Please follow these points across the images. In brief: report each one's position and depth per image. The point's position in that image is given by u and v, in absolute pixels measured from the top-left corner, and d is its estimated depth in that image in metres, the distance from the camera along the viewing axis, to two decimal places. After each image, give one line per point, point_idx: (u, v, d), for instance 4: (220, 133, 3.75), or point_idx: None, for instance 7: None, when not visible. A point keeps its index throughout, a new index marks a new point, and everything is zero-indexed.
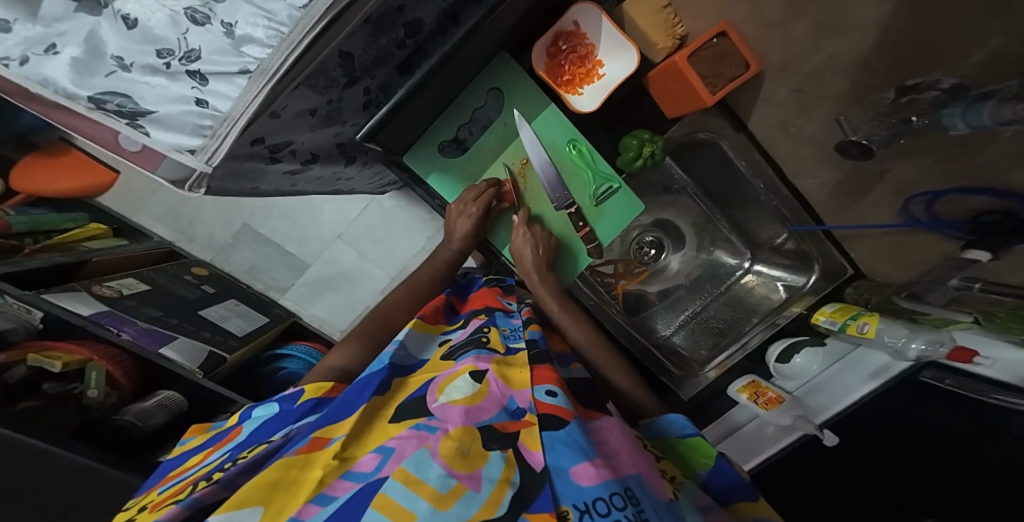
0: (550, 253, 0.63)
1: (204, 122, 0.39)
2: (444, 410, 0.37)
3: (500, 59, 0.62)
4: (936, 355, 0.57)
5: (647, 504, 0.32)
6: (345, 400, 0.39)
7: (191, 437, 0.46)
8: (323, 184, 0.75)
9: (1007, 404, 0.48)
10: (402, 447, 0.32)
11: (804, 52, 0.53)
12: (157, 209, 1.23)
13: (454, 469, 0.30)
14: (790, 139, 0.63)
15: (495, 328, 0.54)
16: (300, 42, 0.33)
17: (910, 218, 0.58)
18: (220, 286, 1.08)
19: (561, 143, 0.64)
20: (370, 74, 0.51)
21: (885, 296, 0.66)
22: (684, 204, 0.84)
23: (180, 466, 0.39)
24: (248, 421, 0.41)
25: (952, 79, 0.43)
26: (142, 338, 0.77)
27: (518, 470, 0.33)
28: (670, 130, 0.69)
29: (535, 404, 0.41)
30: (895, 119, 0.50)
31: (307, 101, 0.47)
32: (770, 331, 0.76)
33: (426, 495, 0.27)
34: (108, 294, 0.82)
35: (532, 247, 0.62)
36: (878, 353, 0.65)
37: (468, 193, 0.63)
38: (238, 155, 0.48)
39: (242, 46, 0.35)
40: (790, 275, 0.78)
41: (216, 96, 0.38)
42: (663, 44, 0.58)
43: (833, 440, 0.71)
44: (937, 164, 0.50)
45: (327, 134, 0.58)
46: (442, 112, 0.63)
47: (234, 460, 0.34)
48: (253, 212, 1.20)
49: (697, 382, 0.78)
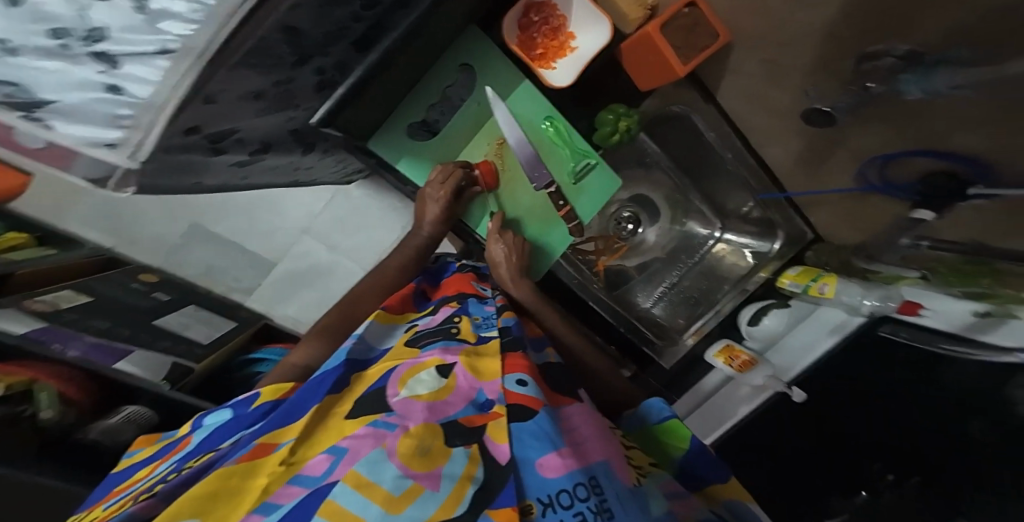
0: (524, 258, 0.63)
1: (122, 111, 0.36)
2: (406, 406, 0.35)
3: (471, 33, 0.60)
4: (887, 308, 0.65)
5: (611, 492, 0.32)
6: (295, 402, 0.36)
7: (138, 449, 0.43)
8: (279, 173, 0.70)
9: (953, 351, 0.59)
10: (356, 448, 0.30)
11: (775, 21, 0.53)
12: (86, 213, 1.02)
13: (412, 470, 0.29)
14: (759, 109, 0.65)
15: (467, 317, 0.52)
16: (233, 18, 0.29)
17: (866, 183, 0.61)
18: (174, 293, 1.02)
19: (538, 120, 0.63)
20: (323, 51, 0.45)
21: (844, 258, 0.74)
22: (657, 178, 0.84)
23: (127, 480, 0.36)
24: (199, 430, 0.38)
25: (906, 46, 0.44)
26: (91, 353, 0.70)
27: (481, 465, 0.31)
28: (644, 104, 0.70)
29: (504, 394, 0.39)
30: (856, 87, 0.52)
31: (251, 83, 0.43)
32: (740, 298, 0.82)
33: (378, 499, 0.26)
34: (42, 308, 0.72)
35: (505, 254, 0.62)
36: (835, 310, 0.72)
37: (435, 175, 0.61)
38: (171, 147, 0.43)
39: (158, 22, 0.29)
40: (755, 242, 0.83)
41: (135, 81, 0.33)
42: (634, 14, 0.57)
43: (802, 395, 0.76)
44: (893, 130, 0.52)
45: (277, 119, 0.54)
46: (408, 94, 0.60)
47: (178, 470, 0.31)
48: (202, 210, 1.03)
49: (677, 350, 0.84)
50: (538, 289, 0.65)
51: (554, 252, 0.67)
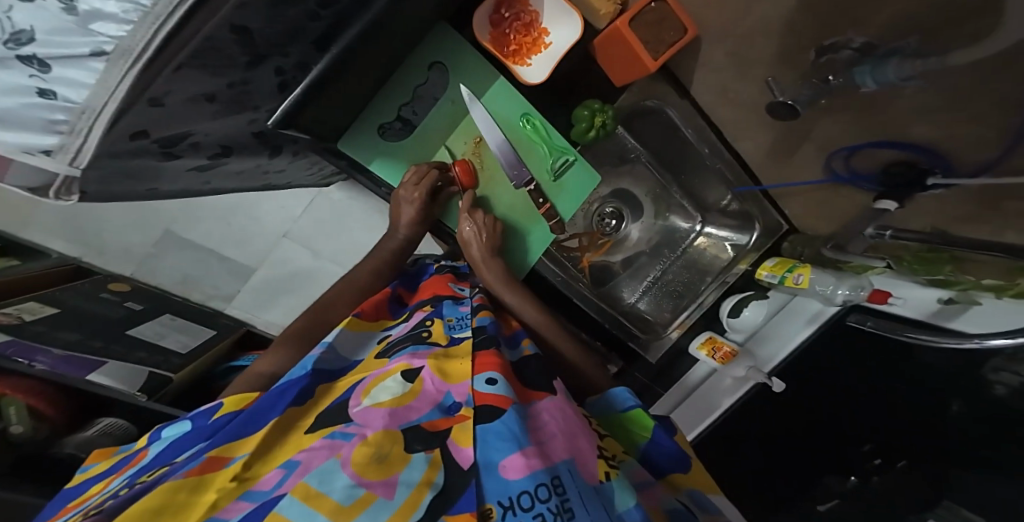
0: (496, 239, 0.61)
1: (57, 116, 0.35)
2: (366, 414, 0.35)
3: (442, 30, 0.59)
4: (857, 298, 0.64)
5: (573, 491, 0.31)
6: (255, 412, 0.35)
7: (94, 463, 0.41)
8: (247, 177, 0.69)
9: (921, 339, 0.59)
10: (309, 460, 0.30)
11: (737, 15, 0.53)
12: (48, 219, 1.04)
13: (365, 478, 0.28)
14: (730, 103, 0.65)
15: (440, 319, 0.52)
16: (169, 15, 0.28)
17: (833, 173, 0.62)
18: (146, 302, 0.98)
19: (515, 119, 0.62)
20: (281, 51, 0.44)
21: (815, 248, 0.74)
22: (640, 173, 0.82)
23: (79, 497, 0.35)
24: (156, 443, 0.37)
25: (863, 38, 0.45)
26: (60, 366, 0.65)
27: (442, 470, 0.31)
28: (619, 99, 0.69)
29: (473, 396, 0.39)
30: (817, 79, 0.52)
31: (199, 85, 0.42)
32: (722, 289, 0.82)
33: (326, 509, 0.25)
34: (7, 321, 0.71)
35: (474, 233, 0.61)
36: (811, 300, 0.72)
37: (410, 176, 0.60)
38: (119, 153, 0.44)
39: (90, 23, 0.28)
40: (735, 235, 0.82)
41: (63, 84, 0.32)
42: (606, 9, 0.56)
43: (780, 385, 0.74)
44: (855, 120, 0.53)
45: (236, 122, 0.53)
46: (379, 90, 0.59)
47: (130, 485, 0.30)
48: (174, 218, 1.07)
49: (662, 343, 0.83)
50: (513, 274, 0.63)
51: (536, 249, 0.66)
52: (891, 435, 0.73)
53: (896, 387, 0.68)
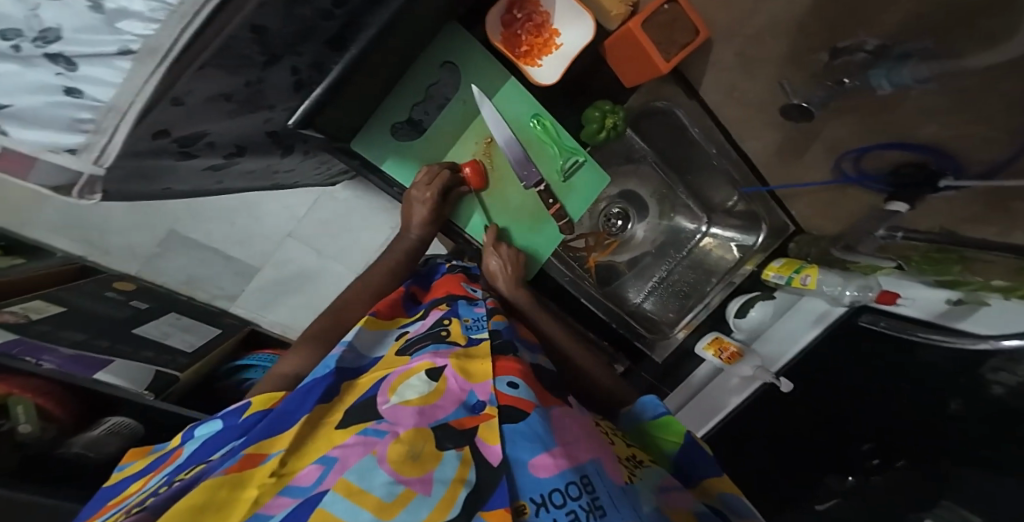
0: (520, 271, 0.63)
1: (82, 115, 0.35)
2: (396, 412, 0.35)
3: (452, 29, 0.60)
4: (865, 299, 0.66)
5: (603, 491, 0.31)
6: (284, 411, 0.35)
7: (130, 461, 0.41)
8: (258, 177, 0.69)
9: (928, 339, 0.61)
10: (346, 457, 0.30)
11: (745, 14, 0.56)
12: (51, 218, 1.00)
13: (402, 475, 0.28)
14: (738, 104, 0.66)
15: (456, 319, 0.52)
16: (197, 14, 0.27)
17: (842, 174, 0.64)
18: (152, 302, 0.98)
19: (526, 118, 0.63)
20: (294, 51, 0.44)
21: (822, 248, 0.75)
22: (645, 173, 0.82)
23: (118, 495, 0.35)
24: (190, 442, 0.37)
25: (876, 40, 0.51)
26: (68, 366, 0.64)
27: (474, 466, 0.31)
28: (630, 100, 0.69)
29: (496, 396, 0.39)
30: (830, 82, 0.57)
31: (217, 85, 0.42)
32: (728, 290, 0.84)
33: (369, 506, 0.25)
34: (12, 320, 0.70)
35: (500, 267, 0.62)
36: (817, 300, 0.74)
37: (421, 177, 0.60)
38: (140, 151, 0.44)
39: (116, 22, 0.28)
40: (741, 235, 0.83)
41: (89, 83, 0.32)
42: (617, 10, 0.57)
43: (788, 385, 0.76)
44: (865, 120, 0.57)
45: (251, 122, 0.53)
46: (391, 90, 0.60)
47: (170, 483, 0.30)
48: (178, 216, 1.03)
49: (668, 343, 0.86)
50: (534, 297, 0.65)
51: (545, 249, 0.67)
52: (892, 435, 0.72)
53: (901, 387, 0.68)
